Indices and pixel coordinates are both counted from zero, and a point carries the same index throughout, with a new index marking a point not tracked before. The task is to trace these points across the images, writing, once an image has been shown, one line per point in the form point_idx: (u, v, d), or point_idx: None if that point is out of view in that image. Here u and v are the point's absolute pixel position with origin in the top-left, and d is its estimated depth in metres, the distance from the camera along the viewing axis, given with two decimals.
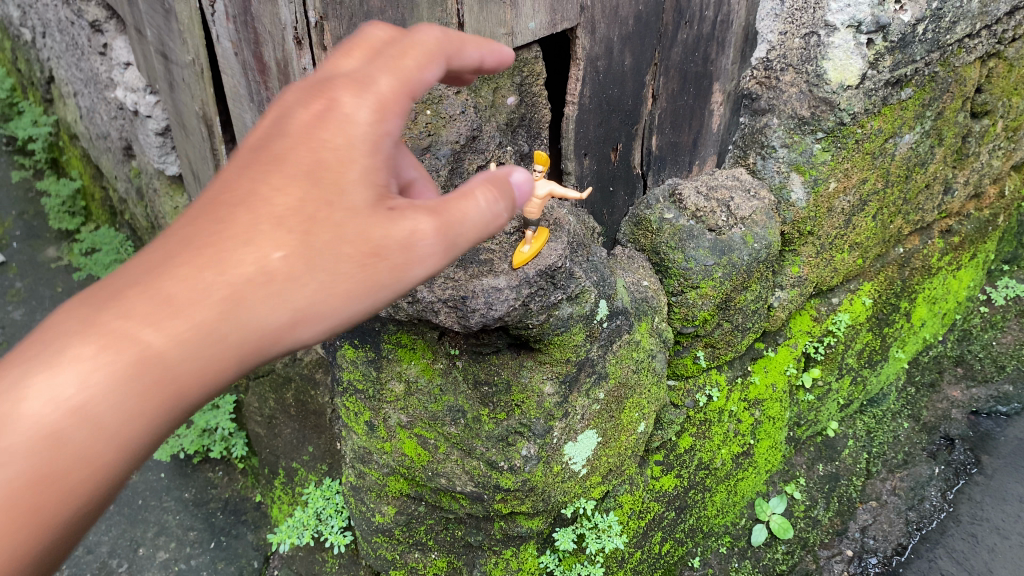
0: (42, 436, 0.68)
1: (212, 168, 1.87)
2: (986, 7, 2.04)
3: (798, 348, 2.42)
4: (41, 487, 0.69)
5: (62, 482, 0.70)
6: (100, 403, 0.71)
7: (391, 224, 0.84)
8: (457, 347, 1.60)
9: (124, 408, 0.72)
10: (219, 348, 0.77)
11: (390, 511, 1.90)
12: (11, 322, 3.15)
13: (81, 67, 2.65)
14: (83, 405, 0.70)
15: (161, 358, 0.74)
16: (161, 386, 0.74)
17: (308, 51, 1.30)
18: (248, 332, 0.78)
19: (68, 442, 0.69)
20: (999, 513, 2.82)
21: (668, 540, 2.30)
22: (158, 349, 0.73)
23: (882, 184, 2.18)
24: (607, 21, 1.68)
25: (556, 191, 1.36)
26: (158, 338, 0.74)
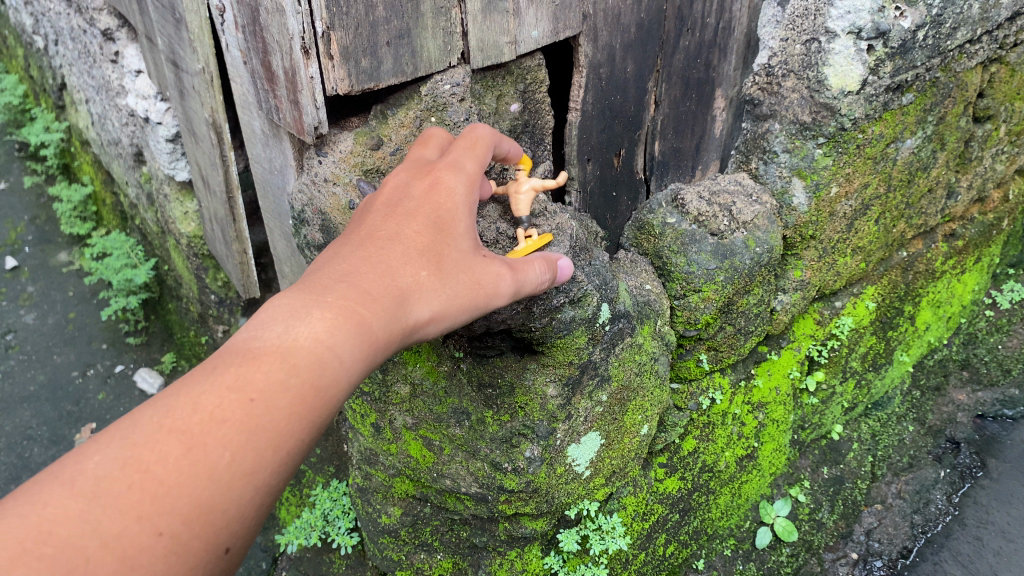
0: (270, 399, 0.83)
1: (222, 174, 1.91)
2: (987, 13, 2.06)
3: (801, 352, 2.44)
4: (268, 447, 0.82)
5: (278, 449, 0.82)
6: (312, 380, 0.88)
7: (479, 272, 1.13)
8: (460, 349, 1.61)
9: (327, 388, 0.89)
10: (378, 352, 0.97)
11: (396, 512, 1.95)
12: (24, 326, 3.20)
13: (93, 74, 2.69)
14: (299, 378, 0.86)
15: (348, 354, 0.92)
16: (346, 377, 0.92)
17: (315, 60, 1.33)
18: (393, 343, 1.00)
19: (292, 409, 0.84)
20: (1004, 516, 2.82)
21: (673, 542, 2.31)
22: (349, 343, 0.93)
23: (884, 189, 2.19)
24: (610, 28, 1.71)
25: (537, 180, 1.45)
26: (348, 336, 0.93)
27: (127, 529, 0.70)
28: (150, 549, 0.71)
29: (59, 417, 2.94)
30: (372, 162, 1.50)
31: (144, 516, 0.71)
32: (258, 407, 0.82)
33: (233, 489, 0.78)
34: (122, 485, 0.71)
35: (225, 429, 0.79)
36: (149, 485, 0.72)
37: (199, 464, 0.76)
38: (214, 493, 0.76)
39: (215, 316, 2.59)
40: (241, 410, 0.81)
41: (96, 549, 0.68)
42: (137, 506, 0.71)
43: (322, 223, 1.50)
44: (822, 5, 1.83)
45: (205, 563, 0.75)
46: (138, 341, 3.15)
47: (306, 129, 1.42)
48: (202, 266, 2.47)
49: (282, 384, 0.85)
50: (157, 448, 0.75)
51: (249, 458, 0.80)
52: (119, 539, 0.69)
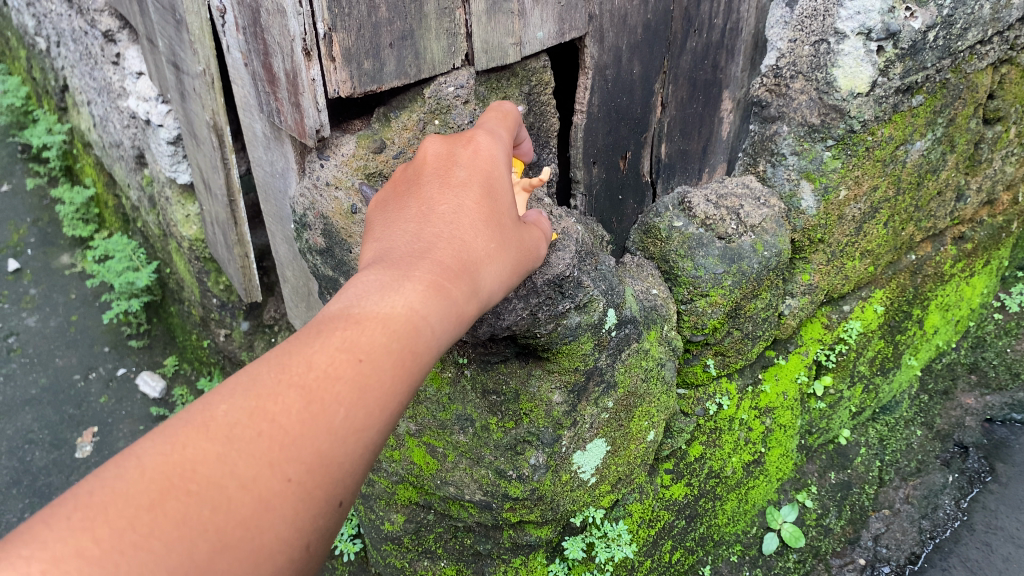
0: (379, 363, 0.82)
1: (223, 176, 1.88)
2: (998, 13, 2.03)
3: (809, 356, 2.41)
4: (378, 406, 0.81)
5: (386, 409, 0.82)
6: (416, 347, 0.86)
7: (527, 238, 1.14)
8: (465, 356, 1.58)
9: (428, 357, 0.88)
10: (467, 323, 0.96)
11: (400, 519, 1.92)
12: (26, 328, 3.18)
13: (95, 76, 2.67)
14: (405, 344, 0.85)
15: (444, 326, 0.91)
16: (440, 348, 0.91)
17: (317, 62, 1.31)
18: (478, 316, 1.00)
19: (398, 373, 0.84)
20: (1013, 521, 2.79)
21: (679, 549, 2.29)
22: (445, 314, 0.91)
23: (893, 192, 2.17)
24: (616, 29, 1.69)
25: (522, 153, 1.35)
26: (444, 308, 0.91)
27: (260, 474, 0.71)
28: (281, 495, 0.72)
29: (60, 421, 2.93)
30: (375, 165, 1.49)
31: (274, 462, 0.72)
32: (368, 370, 0.82)
33: (350, 447, 0.78)
34: (252, 432, 0.72)
35: (339, 387, 0.79)
36: (276, 435, 0.73)
37: (318, 418, 0.76)
38: (333, 447, 0.77)
39: (217, 320, 2.57)
40: (352, 373, 0.80)
41: (235, 490, 0.69)
42: (266, 453, 0.72)
43: (324, 227, 1.51)
44: (831, 6, 1.80)
45: (328, 515, 0.76)
46: (140, 344, 3.13)
47: (308, 132, 1.40)
48: (204, 269, 2.45)
49: (388, 347, 0.84)
50: (281, 400, 0.75)
51: (361, 417, 0.80)
52: (254, 483, 0.71)
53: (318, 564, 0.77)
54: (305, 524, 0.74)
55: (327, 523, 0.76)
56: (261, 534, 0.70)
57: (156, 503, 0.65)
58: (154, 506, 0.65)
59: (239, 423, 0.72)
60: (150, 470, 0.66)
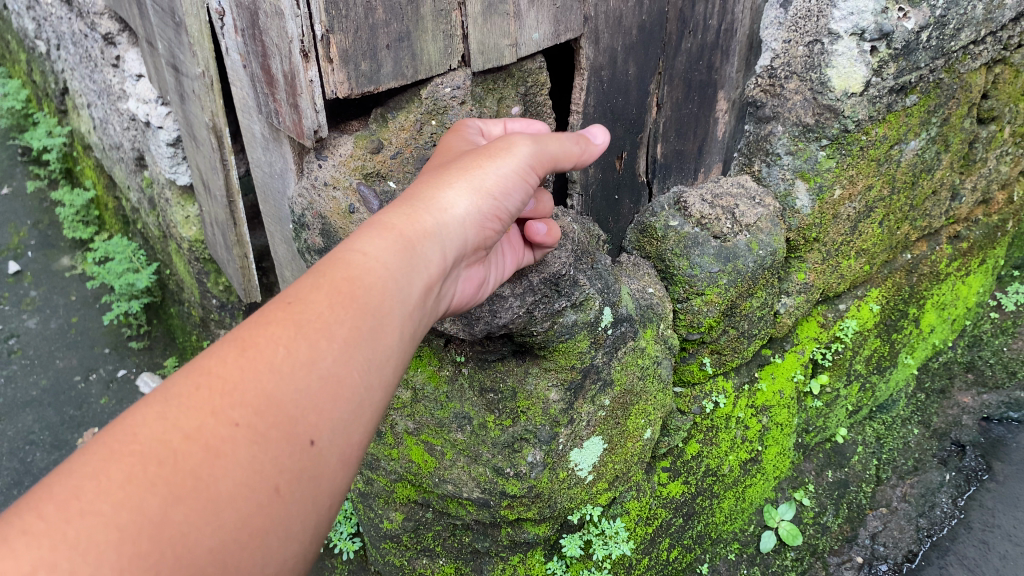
0: (309, 300, 0.85)
1: (222, 178, 1.90)
2: (991, 14, 2.05)
3: (805, 355, 2.43)
4: (322, 339, 0.83)
5: (333, 338, 0.84)
6: (346, 274, 0.89)
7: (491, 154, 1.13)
8: (463, 353, 1.64)
9: (369, 281, 0.90)
10: (419, 245, 0.99)
11: (399, 518, 1.94)
12: (26, 330, 3.20)
13: (95, 79, 2.69)
14: (331, 275, 0.88)
15: (379, 248, 0.94)
16: (386, 270, 0.93)
17: (315, 64, 1.32)
18: (437, 237, 1.02)
19: (333, 302, 0.86)
20: (1010, 519, 2.80)
21: (676, 547, 2.30)
22: (376, 240, 0.95)
23: (888, 191, 2.18)
24: (611, 30, 1.70)
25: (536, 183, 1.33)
26: (373, 236, 0.96)
27: (204, 425, 0.72)
28: (231, 440, 0.73)
29: (61, 422, 2.93)
30: (372, 165, 1.50)
31: (217, 410, 0.73)
32: (299, 310, 0.84)
33: (300, 382, 0.79)
34: (189, 387, 0.74)
35: (274, 331, 0.81)
36: (215, 386, 0.75)
37: (258, 362, 0.78)
38: (281, 387, 0.78)
39: (217, 320, 2.59)
40: (282, 314, 0.83)
41: (179, 442, 0.70)
42: (207, 403, 0.73)
43: (323, 227, 1.51)
44: (825, 7, 1.82)
45: (292, 453, 0.77)
46: (140, 345, 3.15)
47: (306, 132, 1.41)
48: (203, 270, 2.47)
49: (315, 283, 0.87)
50: (215, 356, 0.77)
51: (306, 352, 0.81)
52: (199, 432, 0.71)
53: (297, 504, 0.77)
54: (262, 462, 0.74)
55: (293, 461, 0.77)
56: (216, 480, 0.70)
57: (97, 469, 0.66)
58: (95, 471, 0.66)
59: (175, 384, 0.74)
60: (89, 445, 0.68)
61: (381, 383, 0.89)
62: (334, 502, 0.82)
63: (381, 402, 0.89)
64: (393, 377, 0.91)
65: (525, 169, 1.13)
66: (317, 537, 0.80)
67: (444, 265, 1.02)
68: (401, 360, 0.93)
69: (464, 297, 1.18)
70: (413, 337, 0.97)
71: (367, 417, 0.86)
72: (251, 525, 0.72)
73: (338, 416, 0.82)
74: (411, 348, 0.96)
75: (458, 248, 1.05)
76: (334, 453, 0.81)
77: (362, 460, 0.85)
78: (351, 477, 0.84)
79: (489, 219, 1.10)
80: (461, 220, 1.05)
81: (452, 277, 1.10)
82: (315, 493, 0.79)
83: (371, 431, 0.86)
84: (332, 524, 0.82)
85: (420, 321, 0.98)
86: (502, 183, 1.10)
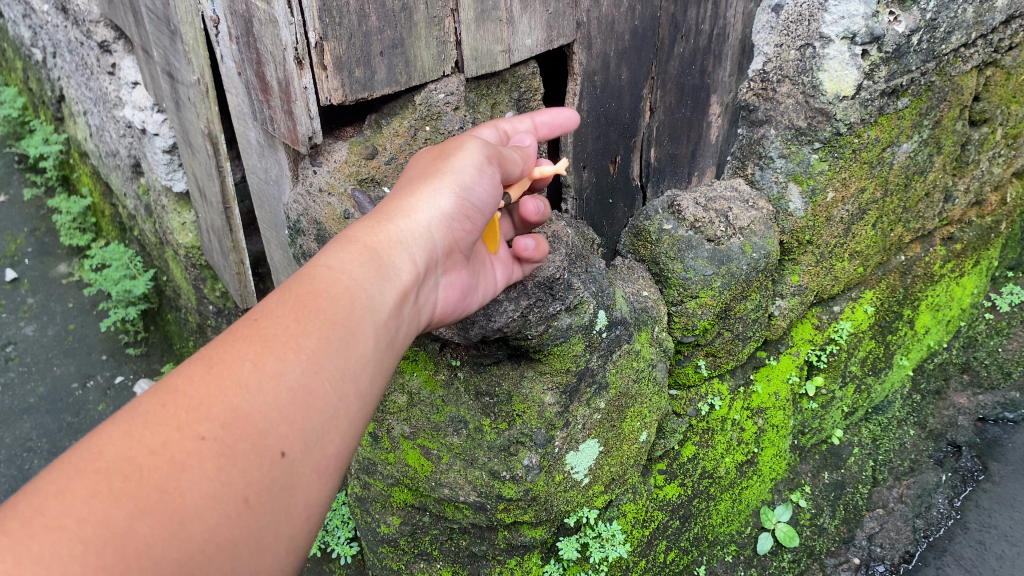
0: (274, 315, 0.91)
1: (219, 184, 1.91)
2: (982, 17, 2.06)
3: (800, 357, 2.44)
4: (287, 351, 0.88)
5: (299, 350, 0.89)
6: (310, 287, 0.96)
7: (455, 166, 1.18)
8: (458, 358, 1.63)
9: (332, 292, 0.97)
10: (383, 256, 1.05)
11: (396, 522, 1.94)
12: (23, 337, 3.20)
13: (91, 86, 2.69)
14: (296, 289, 0.95)
15: (342, 262, 1.01)
16: (350, 281, 1.00)
17: (309, 71, 1.34)
18: (399, 247, 1.08)
19: (297, 314, 0.92)
20: (1006, 519, 2.81)
21: (673, 549, 2.31)
22: (340, 255, 1.02)
23: (881, 193, 2.20)
24: (604, 36, 1.72)
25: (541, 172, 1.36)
26: (337, 251, 1.02)
27: (170, 439, 0.77)
28: (196, 454, 0.77)
29: (58, 429, 2.94)
30: (367, 171, 1.51)
31: (183, 426, 0.78)
32: (266, 325, 0.90)
33: (267, 394, 0.85)
34: (156, 405, 0.79)
35: (241, 346, 0.86)
36: (182, 403, 0.80)
37: (223, 377, 0.83)
38: (246, 400, 0.83)
39: (214, 326, 2.60)
40: (248, 329, 0.88)
41: (145, 457, 0.75)
42: (174, 419, 0.78)
43: (318, 233, 1.52)
44: (816, 11, 1.83)
45: (259, 464, 0.82)
46: (137, 352, 3.15)
47: (301, 139, 1.43)
48: (200, 276, 2.48)
49: (281, 299, 0.94)
50: (183, 374, 0.82)
51: (272, 364, 0.86)
52: (165, 447, 0.76)
53: (266, 512, 0.82)
54: (230, 476, 0.79)
55: (261, 471, 0.82)
56: (182, 493, 0.75)
57: (63, 488, 0.71)
58: (63, 490, 0.71)
59: (144, 402, 0.79)
60: (58, 465, 0.73)
61: (352, 392, 0.94)
62: (308, 511, 0.87)
63: (353, 410, 0.93)
64: (365, 387, 0.96)
65: (483, 163, 1.20)
66: (292, 544, 0.84)
67: (411, 273, 1.08)
68: (372, 369, 0.98)
69: (447, 305, 1.24)
70: (386, 346, 1.02)
71: (339, 425, 0.91)
72: (219, 535, 0.77)
73: (307, 427, 0.87)
74: (383, 356, 1.01)
75: (424, 255, 1.11)
76: (303, 462, 0.86)
77: (335, 468, 0.90)
78: (323, 485, 0.88)
79: (454, 225, 1.17)
80: (424, 228, 1.12)
81: (427, 285, 1.16)
82: (285, 500, 0.84)
83: (346, 440, 0.92)
84: (308, 531, 0.87)
85: (392, 330, 1.04)
86: (462, 183, 1.17)
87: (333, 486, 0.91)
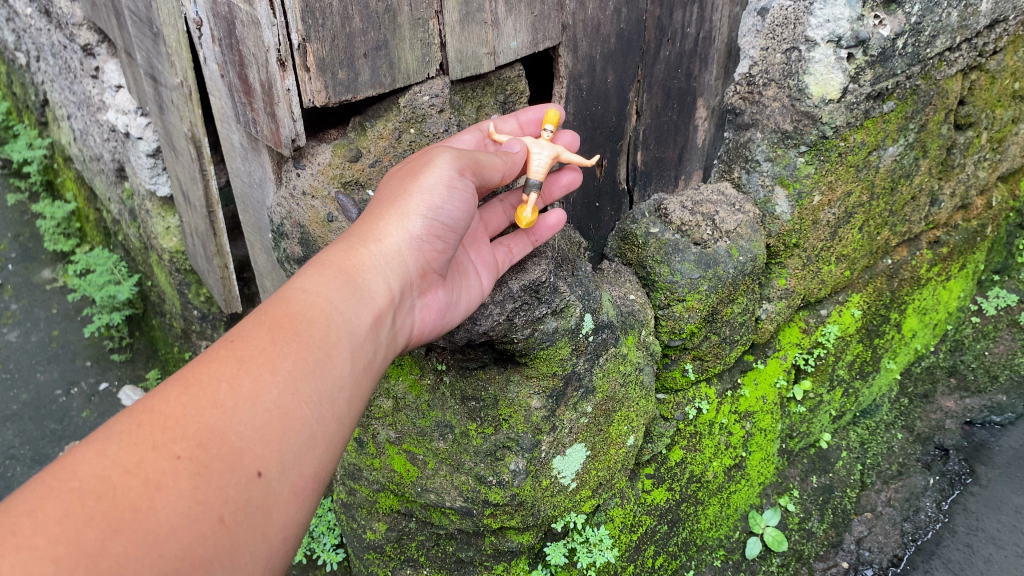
0: (250, 337, 0.98)
1: (202, 188, 1.89)
2: (966, 21, 2.06)
3: (788, 361, 2.44)
4: (264, 373, 0.95)
5: (276, 372, 0.96)
6: (286, 310, 1.03)
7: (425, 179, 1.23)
8: (444, 362, 1.62)
9: (309, 315, 1.04)
10: (356, 277, 1.12)
11: (382, 528, 1.94)
12: (6, 344, 3.16)
13: (75, 90, 2.67)
14: (273, 312, 1.02)
15: (317, 285, 1.08)
16: (326, 303, 1.07)
17: (292, 73, 1.33)
18: (372, 270, 1.15)
19: (273, 336, 0.99)
20: (994, 523, 2.81)
21: (661, 554, 2.29)
22: (313, 278, 1.09)
23: (867, 197, 2.20)
24: (589, 39, 1.72)
25: (563, 151, 1.39)
26: (311, 274, 1.09)
27: (145, 458, 0.82)
28: (170, 473, 0.83)
29: (41, 436, 2.91)
30: (351, 174, 1.50)
31: (159, 445, 0.84)
32: (242, 346, 0.96)
33: (243, 414, 0.91)
34: (132, 425, 0.84)
35: (218, 367, 0.93)
36: (158, 423, 0.86)
37: (199, 398, 0.89)
38: (222, 419, 0.89)
39: (198, 332, 2.58)
40: (225, 351, 0.95)
41: (120, 476, 0.80)
42: (149, 439, 0.84)
43: (302, 236, 1.52)
44: (802, 14, 1.83)
45: (235, 483, 0.87)
46: (122, 358, 3.13)
47: (283, 141, 1.42)
48: (184, 281, 2.46)
49: (258, 320, 1.01)
50: (159, 396, 0.88)
51: (248, 384, 0.93)
52: (139, 466, 0.82)
53: (240, 531, 0.87)
54: (205, 493, 0.84)
55: (237, 490, 0.87)
56: (156, 510, 0.80)
57: (36, 506, 0.75)
58: (36, 508, 0.75)
59: (120, 421, 0.85)
60: (31, 486, 0.77)
61: (329, 415, 1.00)
62: (285, 532, 0.92)
63: (331, 432, 1.00)
64: (342, 409, 1.03)
65: (453, 176, 1.21)
66: (267, 564, 0.90)
67: (386, 295, 1.15)
68: (350, 392, 1.04)
69: (424, 325, 1.28)
70: (363, 368, 1.08)
71: (316, 447, 0.98)
72: (193, 553, 0.82)
73: (285, 447, 0.93)
74: (362, 377, 1.08)
75: (397, 279, 1.18)
76: (278, 483, 0.92)
77: (312, 489, 0.96)
78: (300, 505, 0.95)
79: (424, 245, 1.21)
80: (394, 250, 1.18)
81: (404, 306, 1.22)
82: (260, 520, 0.89)
83: (324, 462, 0.98)
84: (283, 551, 0.92)
85: (369, 351, 1.10)
86: (432, 201, 1.19)
87: (310, 507, 0.97)
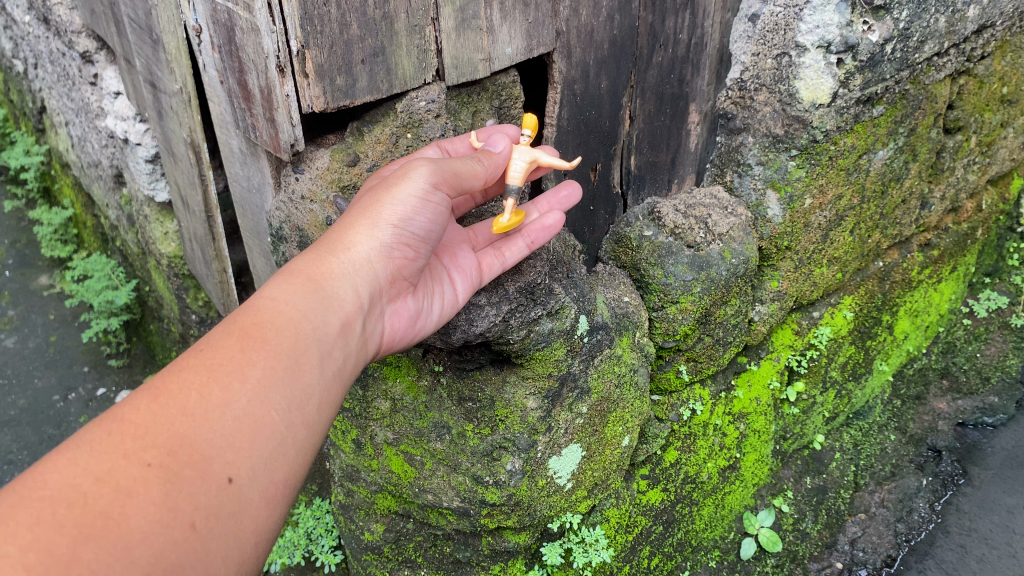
0: (220, 346, 1.00)
1: (201, 193, 1.92)
2: (953, 26, 2.10)
3: (781, 362, 2.47)
4: (233, 382, 0.97)
5: (244, 379, 0.98)
6: (255, 319, 1.05)
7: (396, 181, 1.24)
8: (441, 364, 1.64)
9: (276, 324, 1.06)
10: (324, 285, 1.14)
11: (379, 529, 1.96)
12: (3, 350, 3.17)
13: (73, 96, 2.70)
14: (243, 320, 1.04)
15: (285, 294, 1.10)
16: (294, 312, 1.09)
17: (291, 79, 1.35)
18: (341, 278, 1.16)
19: (242, 344, 1.01)
20: (986, 523, 2.84)
21: (657, 555, 2.31)
22: (282, 286, 1.11)
23: (858, 200, 2.23)
24: (583, 45, 1.75)
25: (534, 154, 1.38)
26: (281, 283, 1.11)
27: (115, 467, 0.84)
28: (141, 480, 0.85)
29: (39, 441, 2.91)
30: (349, 178, 1.52)
31: (129, 453, 0.86)
32: (212, 355, 0.98)
33: (213, 423, 0.93)
34: (103, 434, 0.86)
35: (187, 376, 0.95)
36: (128, 431, 0.87)
37: (168, 406, 0.92)
38: (191, 426, 0.91)
39: (196, 336, 2.59)
40: (195, 359, 0.97)
41: (90, 484, 0.82)
42: (120, 448, 0.86)
43: (300, 239, 1.54)
44: (792, 20, 1.86)
45: (206, 489, 0.90)
46: (120, 363, 3.14)
47: (283, 146, 1.44)
48: (183, 286, 2.48)
49: (227, 330, 1.03)
50: (131, 404, 0.90)
51: (217, 393, 0.95)
52: (109, 474, 0.84)
53: (211, 539, 0.89)
54: (177, 501, 0.86)
55: (208, 496, 0.90)
56: (127, 517, 0.82)
57: (7, 516, 0.77)
58: (7, 517, 0.77)
59: (90, 431, 0.87)
60: (2, 495, 0.79)
61: (299, 421, 1.03)
62: (256, 537, 0.95)
63: (302, 438, 1.03)
64: (313, 415, 1.05)
65: (428, 189, 1.20)
66: (239, 567, 0.93)
67: (353, 302, 1.17)
68: (320, 399, 1.07)
69: (395, 331, 1.31)
70: (333, 374, 1.10)
71: (286, 453, 1.00)
72: (165, 558, 0.84)
73: (255, 453, 0.96)
74: (332, 384, 1.10)
75: (366, 286, 1.19)
76: (248, 488, 0.94)
77: (282, 494, 0.99)
78: (270, 511, 0.97)
79: (394, 253, 1.22)
80: (364, 258, 1.19)
81: (374, 313, 1.24)
82: (232, 525, 0.91)
83: (294, 467, 1.01)
84: (254, 555, 0.95)
85: (339, 357, 1.13)
86: (403, 214, 1.20)
87: (281, 513, 1.00)
